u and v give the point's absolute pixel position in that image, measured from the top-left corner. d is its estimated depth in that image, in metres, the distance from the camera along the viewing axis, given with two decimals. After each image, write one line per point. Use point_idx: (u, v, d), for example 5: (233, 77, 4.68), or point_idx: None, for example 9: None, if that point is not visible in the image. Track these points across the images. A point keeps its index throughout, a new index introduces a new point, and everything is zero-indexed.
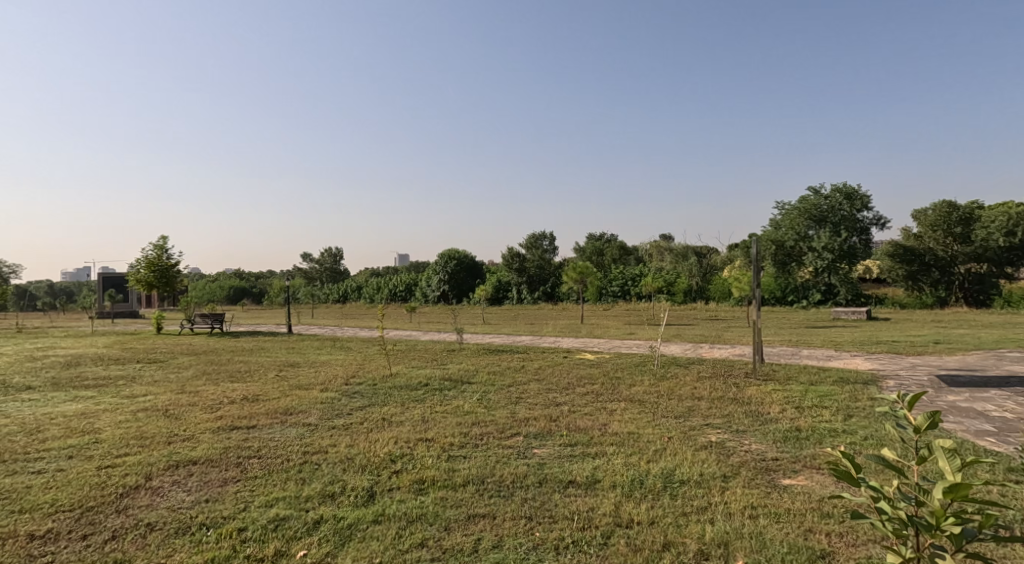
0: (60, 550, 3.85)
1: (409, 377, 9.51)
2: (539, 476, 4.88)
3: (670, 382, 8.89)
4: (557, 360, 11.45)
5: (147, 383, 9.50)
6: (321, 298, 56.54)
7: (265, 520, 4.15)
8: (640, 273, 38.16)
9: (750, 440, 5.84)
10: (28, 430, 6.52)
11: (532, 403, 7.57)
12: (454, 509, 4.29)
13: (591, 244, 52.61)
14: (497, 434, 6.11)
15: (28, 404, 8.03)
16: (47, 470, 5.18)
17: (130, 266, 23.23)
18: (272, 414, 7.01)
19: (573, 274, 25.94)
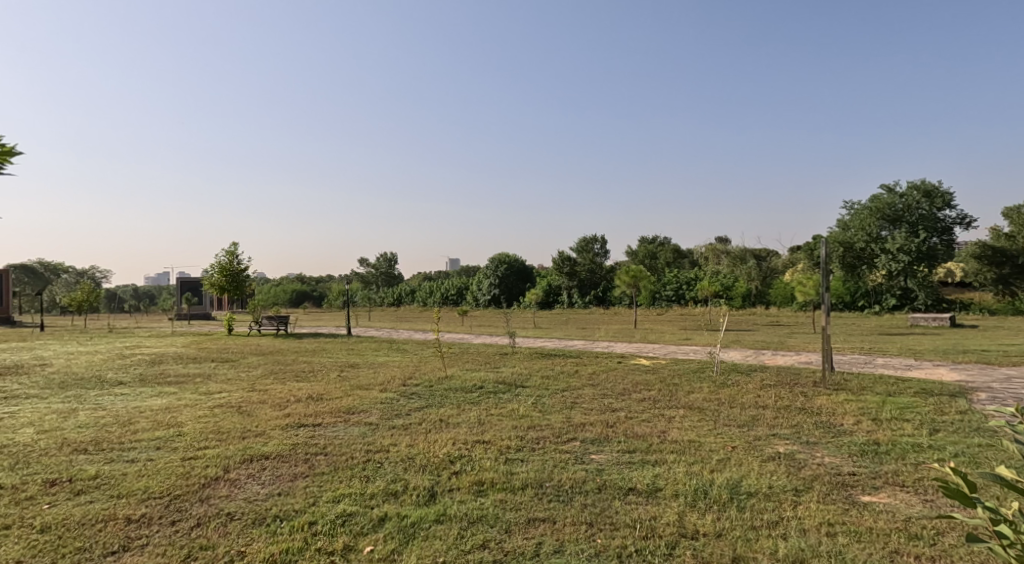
0: (151, 534, 4.06)
1: (463, 380, 9.59)
2: (599, 482, 4.82)
3: (732, 390, 8.63)
4: (612, 365, 11.32)
5: (221, 381, 9.98)
6: (377, 302, 57.92)
7: (334, 515, 4.27)
8: (694, 277, 37.38)
9: (822, 453, 5.61)
10: (121, 422, 6.95)
11: (588, 408, 7.52)
12: (514, 512, 4.30)
13: (644, 247, 51.51)
14: (554, 439, 6.09)
15: (120, 398, 8.57)
16: (137, 459, 5.50)
17: (205, 272, 24.49)
18: (335, 413, 7.22)
19: (626, 277, 25.58)
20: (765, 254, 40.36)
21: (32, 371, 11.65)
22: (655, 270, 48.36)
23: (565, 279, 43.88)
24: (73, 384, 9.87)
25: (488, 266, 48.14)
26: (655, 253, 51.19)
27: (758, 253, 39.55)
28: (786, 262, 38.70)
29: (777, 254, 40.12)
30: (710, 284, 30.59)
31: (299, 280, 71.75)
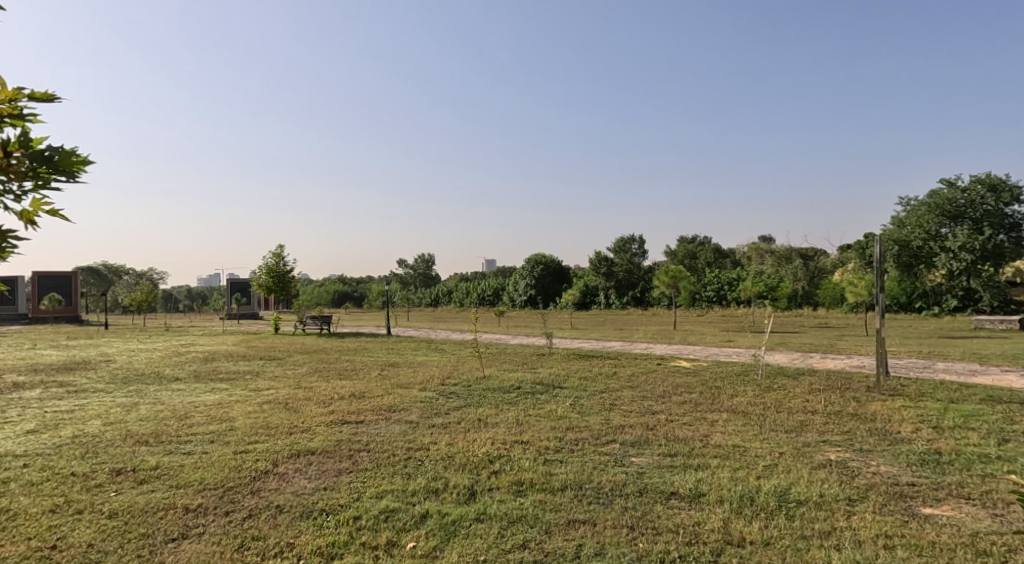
0: (208, 524, 4.21)
1: (502, 380, 9.63)
2: (640, 485, 4.79)
3: (778, 394, 8.42)
4: (652, 367, 11.20)
5: (269, 378, 10.26)
6: (416, 302, 58.59)
7: (377, 510, 4.36)
8: (737, 277, 36.61)
9: (877, 461, 5.44)
10: (177, 416, 7.23)
11: (628, 410, 7.46)
12: (554, 513, 4.31)
13: (683, 247, 50.85)
14: (593, 441, 6.06)
15: (175, 393, 8.91)
16: (193, 452, 5.71)
17: (253, 273, 25.22)
18: (377, 411, 7.34)
19: (665, 278, 25.22)
20: (812, 253, 39.36)
21: (95, 367, 12.23)
22: (696, 270, 47.58)
23: (602, 279, 43.56)
24: (133, 380, 10.32)
25: (526, 267, 48.18)
26: (695, 253, 50.40)
27: (805, 252, 38.53)
28: (835, 261, 37.65)
29: (826, 254, 39.08)
30: (754, 284, 29.88)
31: (340, 281, 73.20)
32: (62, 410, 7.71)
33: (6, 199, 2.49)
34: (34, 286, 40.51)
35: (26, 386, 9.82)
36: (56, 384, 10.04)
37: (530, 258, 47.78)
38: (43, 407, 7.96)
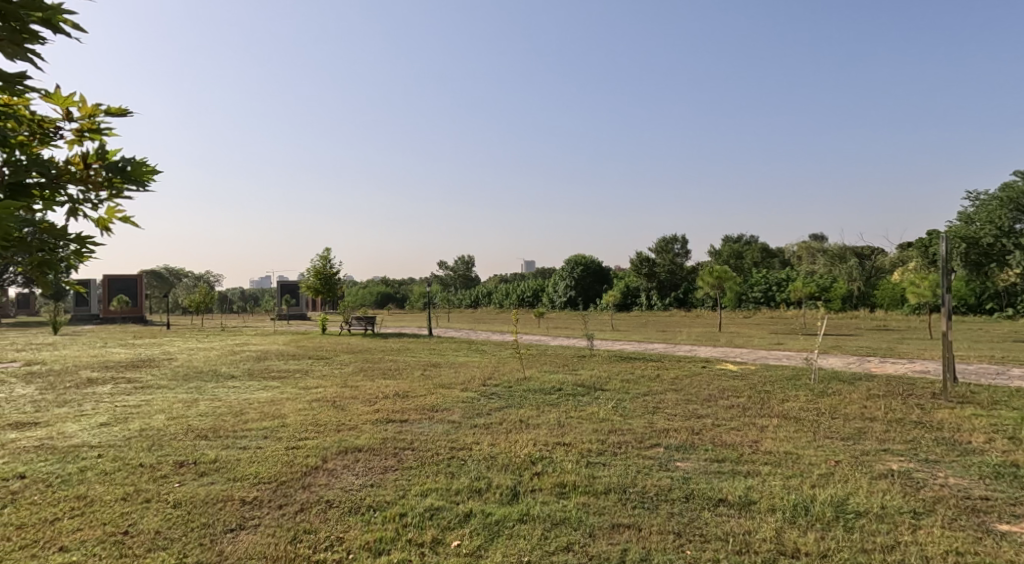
0: (263, 516, 4.36)
1: (543, 381, 9.64)
2: (686, 491, 4.73)
3: (833, 399, 8.16)
4: (696, 370, 11.02)
5: (317, 377, 10.53)
6: (457, 303, 59.04)
7: (422, 507, 4.43)
8: (786, 277, 35.63)
9: (944, 473, 5.23)
10: (233, 412, 7.50)
11: (672, 413, 7.36)
12: (598, 516, 4.30)
13: (727, 247, 49.75)
14: (637, 444, 6.01)
15: (230, 390, 9.24)
16: (248, 446, 5.91)
17: (302, 276, 25.90)
18: (421, 410, 7.44)
19: (709, 278, 24.71)
20: (869, 252, 37.93)
21: (159, 364, 12.81)
22: (743, 270, 46.57)
23: (644, 280, 43.06)
24: (190, 377, 10.74)
25: (565, 268, 48.01)
26: (741, 253, 49.29)
27: (861, 251, 37.35)
28: (893, 261, 36.19)
29: (885, 253, 37.62)
30: (805, 284, 28.98)
31: (383, 282, 74.44)
32: (130, 405, 8.10)
33: (85, 207, 2.64)
34: (105, 286, 42.68)
35: (96, 382, 10.36)
36: (124, 379, 10.56)
37: (571, 259, 47.60)
38: (112, 402, 8.38)
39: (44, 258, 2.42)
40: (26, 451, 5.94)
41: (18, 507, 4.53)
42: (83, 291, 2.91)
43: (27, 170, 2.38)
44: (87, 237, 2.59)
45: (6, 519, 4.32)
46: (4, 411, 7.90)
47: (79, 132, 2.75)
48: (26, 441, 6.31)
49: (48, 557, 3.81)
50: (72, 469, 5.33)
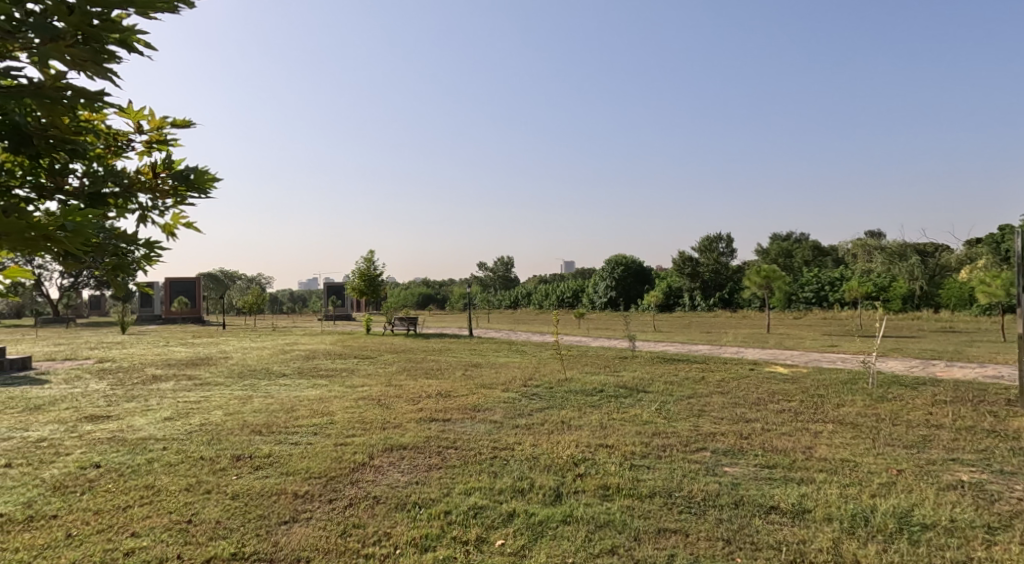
0: (314, 509, 4.48)
1: (584, 382, 9.59)
2: (735, 497, 4.65)
3: (894, 405, 7.86)
4: (743, 372, 10.80)
5: (363, 376, 10.74)
6: (496, 304, 59.28)
7: (466, 506, 4.47)
8: (840, 277, 34.53)
9: (1019, 486, 4.98)
10: (284, 409, 7.72)
11: (719, 417, 7.23)
12: (643, 520, 4.26)
13: (777, 246, 48.59)
14: (682, 447, 5.93)
15: (281, 388, 9.50)
16: (299, 442, 6.08)
17: (347, 278, 26.45)
18: (463, 410, 7.50)
19: (757, 278, 24.15)
20: (932, 250, 36.38)
21: (215, 362, 13.31)
22: (793, 269, 45.39)
23: (687, 280, 42.39)
24: (243, 375, 11.09)
25: (605, 268, 47.64)
26: (791, 251, 48.04)
27: (924, 248, 35.90)
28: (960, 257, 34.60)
29: (950, 250, 35.97)
30: (861, 282, 27.97)
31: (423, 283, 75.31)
32: (191, 400, 8.44)
33: (153, 214, 2.80)
34: (167, 289, 44.56)
35: (159, 378, 10.84)
36: (183, 377, 10.99)
37: (612, 260, 47.20)
38: (174, 397, 8.74)
39: (119, 261, 2.59)
40: (99, 442, 6.25)
41: (93, 495, 4.78)
42: (150, 292, 3.05)
43: (104, 181, 2.58)
44: (154, 242, 2.74)
45: (83, 505, 4.57)
46: (79, 405, 8.33)
47: (148, 144, 2.96)
48: (98, 433, 6.64)
49: (121, 542, 4.00)
50: (140, 460, 5.59)
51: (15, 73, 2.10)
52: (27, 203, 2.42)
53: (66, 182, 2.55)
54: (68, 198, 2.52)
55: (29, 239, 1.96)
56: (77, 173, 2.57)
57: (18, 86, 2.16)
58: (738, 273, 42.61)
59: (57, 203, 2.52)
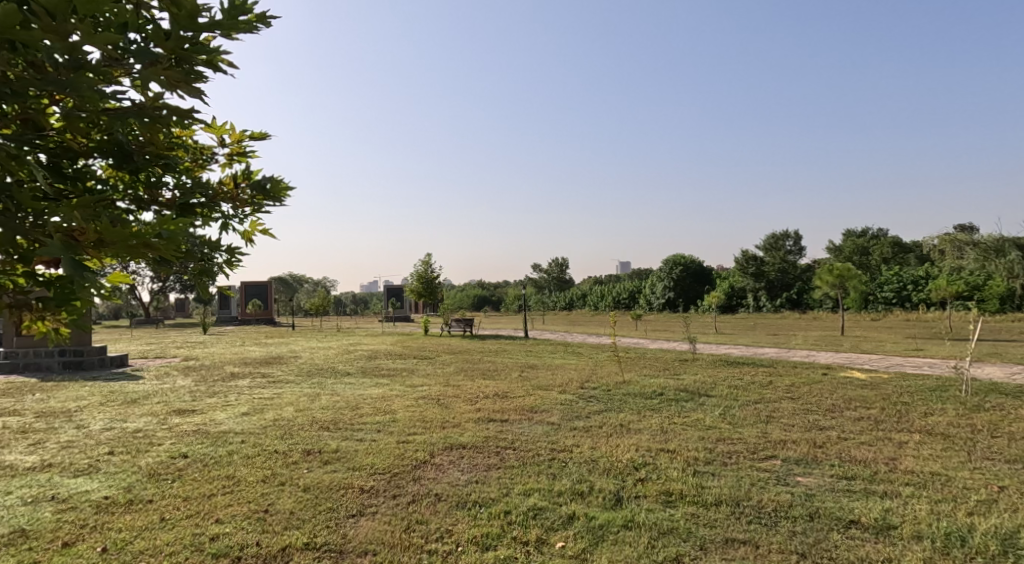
0: (379, 504, 4.59)
1: (643, 385, 9.46)
2: (810, 508, 4.48)
3: (991, 415, 7.39)
4: (815, 377, 10.40)
5: (423, 376, 10.94)
6: (551, 305, 59.20)
7: (526, 507, 4.50)
8: (925, 275, 32.71)
9: None
10: (349, 406, 7.96)
11: (789, 423, 6.99)
12: (709, 529, 4.17)
13: (853, 243, 46.58)
14: (749, 454, 5.77)
15: (346, 386, 9.79)
16: (364, 439, 6.26)
17: (406, 280, 26.99)
18: (521, 411, 7.54)
19: (829, 277, 23.20)
20: None
21: (283, 361, 13.86)
22: (870, 268, 43.36)
23: (751, 280, 41.20)
24: (310, 373, 11.48)
25: (663, 268, 46.76)
26: (867, 248, 45.92)
27: None
28: None
29: None
30: (950, 281, 26.38)
31: (478, 284, 76.00)
32: (265, 397, 8.81)
33: (234, 222, 2.94)
34: (242, 291, 46.69)
35: (236, 375, 11.38)
36: (257, 374, 11.51)
37: (670, 260, 46.37)
38: (250, 394, 9.14)
39: (204, 267, 2.77)
40: (186, 434, 6.62)
41: (182, 482, 5.08)
42: (230, 295, 3.21)
43: (193, 192, 2.73)
44: (236, 248, 2.88)
45: (174, 492, 4.85)
46: (167, 400, 8.85)
47: (230, 156, 3.11)
48: (184, 425, 7.04)
49: (207, 527, 4.22)
50: (221, 451, 5.89)
51: (120, 96, 2.25)
52: (128, 214, 2.60)
53: (161, 194, 2.72)
54: (163, 208, 2.69)
55: (132, 246, 2.10)
56: (169, 185, 2.72)
57: (123, 107, 2.31)
58: (807, 272, 41.09)
59: (152, 213, 2.68)
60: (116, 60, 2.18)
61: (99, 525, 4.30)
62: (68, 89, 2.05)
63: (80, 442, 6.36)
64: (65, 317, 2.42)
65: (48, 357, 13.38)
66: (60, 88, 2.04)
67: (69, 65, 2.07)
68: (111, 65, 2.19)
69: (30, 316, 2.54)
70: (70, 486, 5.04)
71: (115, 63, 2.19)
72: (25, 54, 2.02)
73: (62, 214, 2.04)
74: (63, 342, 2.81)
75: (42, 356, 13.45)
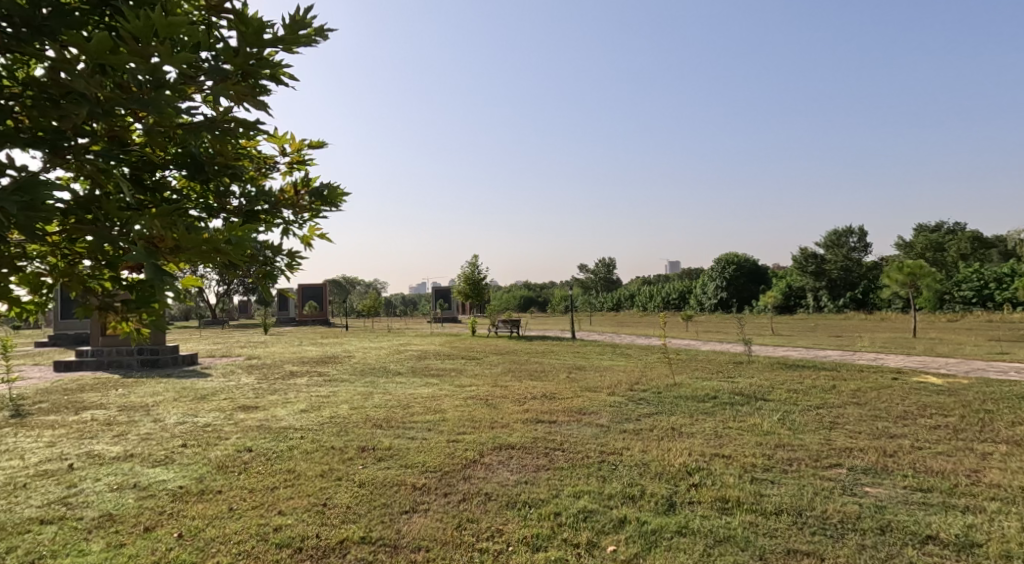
0: (432, 502, 4.66)
1: (694, 388, 9.29)
2: (881, 521, 4.30)
3: None
4: (884, 381, 9.96)
5: (472, 376, 11.02)
6: (598, 306, 58.73)
7: (576, 509, 4.48)
8: (1009, 272, 30.83)
9: None
10: (401, 405, 8.10)
11: (855, 430, 6.73)
12: (769, 538, 4.06)
13: (926, 238, 44.46)
14: (811, 462, 5.59)
15: (399, 385, 9.95)
16: (415, 437, 6.36)
17: (455, 281, 27.26)
18: (569, 412, 7.52)
19: (899, 275, 22.21)
20: None
21: (337, 360, 14.20)
22: (944, 265, 41.28)
23: (812, 279, 39.95)
24: (363, 372, 11.73)
25: (716, 267, 45.80)
26: (940, 245, 43.72)
27: None
28: None
29: None
30: None
31: (524, 285, 76.12)
32: (321, 395, 9.06)
33: (294, 227, 3.03)
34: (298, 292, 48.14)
35: (294, 374, 11.73)
36: (314, 373, 11.83)
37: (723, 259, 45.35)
38: (307, 392, 9.41)
39: (268, 270, 2.87)
40: (250, 429, 6.86)
41: (247, 475, 5.27)
42: (291, 297, 3.32)
43: (257, 200, 2.83)
44: (296, 252, 2.97)
45: (240, 483, 5.04)
46: (233, 396, 9.21)
47: (290, 165, 3.21)
48: (249, 421, 7.30)
49: (271, 518, 4.37)
50: (283, 446, 6.09)
51: (194, 111, 2.36)
52: (199, 222, 2.71)
53: (229, 202, 2.82)
54: (231, 216, 2.80)
55: (204, 251, 2.18)
56: (236, 194, 2.83)
57: (196, 122, 2.42)
58: (874, 270, 39.49)
59: (221, 221, 2.79)
60: (190, 78, 2.28)
61: (176, 512, 4.50)
62: (150, 107, 2.16)
63: (157, 435, 6.69)
64: (145, 319, 2.55)
65: (128, 356, 14.25)
66: (143, 106, 2.14)
67: (150, 84, 2.17)
68: (185, 83, 2.29)
69: (116, 319, 2.69)
70: (150, 475, 5.30)
71: (189, 81, 2.29)
72: (113, 77, 2.14)
73: (143, 223, 2.14)
74: (144, 343, 2.97)
75: (122, 354, 14.36)
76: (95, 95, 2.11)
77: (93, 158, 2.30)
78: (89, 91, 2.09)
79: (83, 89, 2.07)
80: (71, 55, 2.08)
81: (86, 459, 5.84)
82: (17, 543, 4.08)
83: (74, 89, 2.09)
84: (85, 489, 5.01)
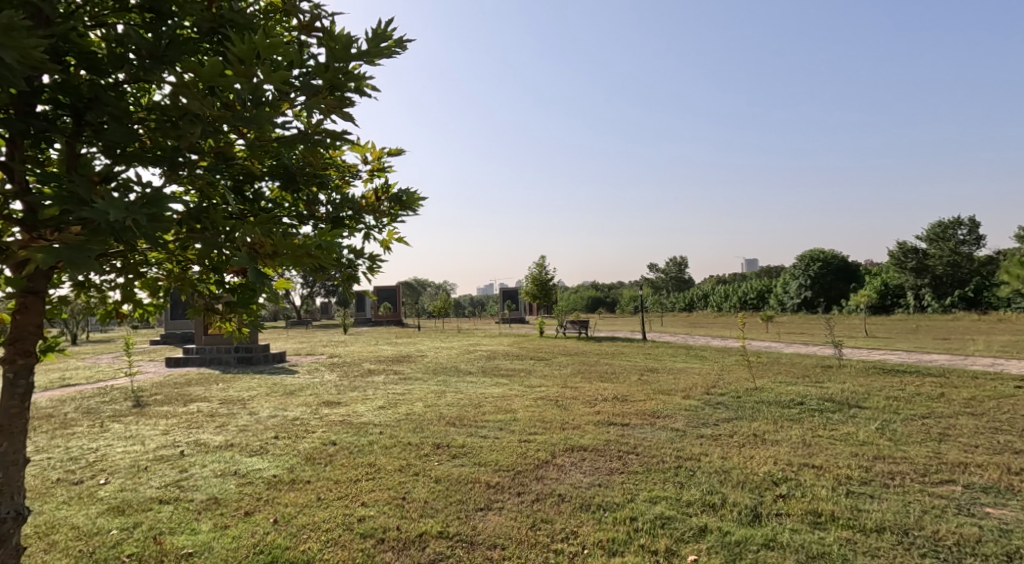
0: (505, 500, 4.66)
1: (777, 393, 8.89)
2: (1007, 547, 3.95)
3: None
4: (1005, 390, 9.15)
5: (542, 377, 11.00)
6: (668, 306, 57.46)
7: (653, 514, 4.37)
8: None
9: None
10: (474, 404, 8.16)
11: (969, 444, 6.22)
12: (869, 558, 3.82)
13: None
14: (919, 477, 5.22)
15: (474, 385, 10.04)
16: (488, 436, 6.39)
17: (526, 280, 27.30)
18: (642, 415, 7.36)
19: None
20: None
21: (411, 359, 14.50)
22: None
23: (911, 276, 37.66)
24: (437, 371, 11.92)
25: (800, 264, 43.75)
26: None
27: None
28: None
29: None
30: None
31: (590, 286, 75.49)
32: (397, 393, 9.27)
33: (375, 232, 3.07)
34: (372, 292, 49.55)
35: (371, 372, 12.05)
36: (390, 371, 12.13)
37: (806, 257, 43.31)
38: (385, 389, 9.66)
39: (351, 273, 2.92)
40: (333, 423, 7.10)
41: (333, 466, 5.46)
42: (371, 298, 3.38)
43: (342, 207, 2.89)
44: (377, 254, 3.02)
45: (327, 475, 5.22)
46: (317, 392, 9.58)
47: (370, 172, 3.27)
48: (332, 416, 7.56)
49: (355, 509, 4.49)
50: (364, 441, 6.26)
51: (288, 125, 2.43)
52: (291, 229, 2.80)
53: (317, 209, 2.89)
54: (319, 222, 2.86)
55: (298, 257, 2.24)
56: (323, 201, 2.90)
57: (290, 135, 2.50)
58: (988, 265, 36.47)
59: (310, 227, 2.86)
60: (285, 95, 2.36)
61: (271, 499, 4.71)
62: (252, 123, 2.24)
63: (253, 426, 7.05)
64: (244, 318, 2.69)
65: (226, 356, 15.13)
66: (246, 123, 2.23)
67: (251, 102, 2.27)
68: (281, 100, 2.36)
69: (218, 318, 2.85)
70: (248, 464, 5.58)
71: (284, 97, 2.37)
72: (222, 96, 2.24)
73: (245, 231, 2.24)
74: (244, 341, 3.13)
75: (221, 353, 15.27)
76: (206, 114, 2.21)
77: (201, 173, 2.42)
78: (202, 111, 2.19)
79: (197, 110, 2.18)
80: (185, 78, 2.20)
81: (194, 447, 6.21)
82: (141, 518, 4.39)
83: (189, 110, 2.21)
84: (195, 474, 5.33)
